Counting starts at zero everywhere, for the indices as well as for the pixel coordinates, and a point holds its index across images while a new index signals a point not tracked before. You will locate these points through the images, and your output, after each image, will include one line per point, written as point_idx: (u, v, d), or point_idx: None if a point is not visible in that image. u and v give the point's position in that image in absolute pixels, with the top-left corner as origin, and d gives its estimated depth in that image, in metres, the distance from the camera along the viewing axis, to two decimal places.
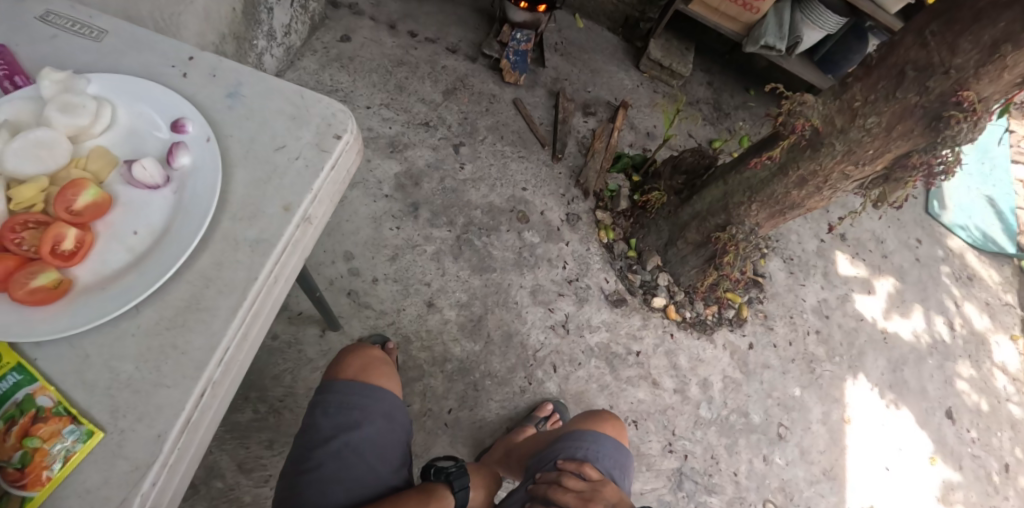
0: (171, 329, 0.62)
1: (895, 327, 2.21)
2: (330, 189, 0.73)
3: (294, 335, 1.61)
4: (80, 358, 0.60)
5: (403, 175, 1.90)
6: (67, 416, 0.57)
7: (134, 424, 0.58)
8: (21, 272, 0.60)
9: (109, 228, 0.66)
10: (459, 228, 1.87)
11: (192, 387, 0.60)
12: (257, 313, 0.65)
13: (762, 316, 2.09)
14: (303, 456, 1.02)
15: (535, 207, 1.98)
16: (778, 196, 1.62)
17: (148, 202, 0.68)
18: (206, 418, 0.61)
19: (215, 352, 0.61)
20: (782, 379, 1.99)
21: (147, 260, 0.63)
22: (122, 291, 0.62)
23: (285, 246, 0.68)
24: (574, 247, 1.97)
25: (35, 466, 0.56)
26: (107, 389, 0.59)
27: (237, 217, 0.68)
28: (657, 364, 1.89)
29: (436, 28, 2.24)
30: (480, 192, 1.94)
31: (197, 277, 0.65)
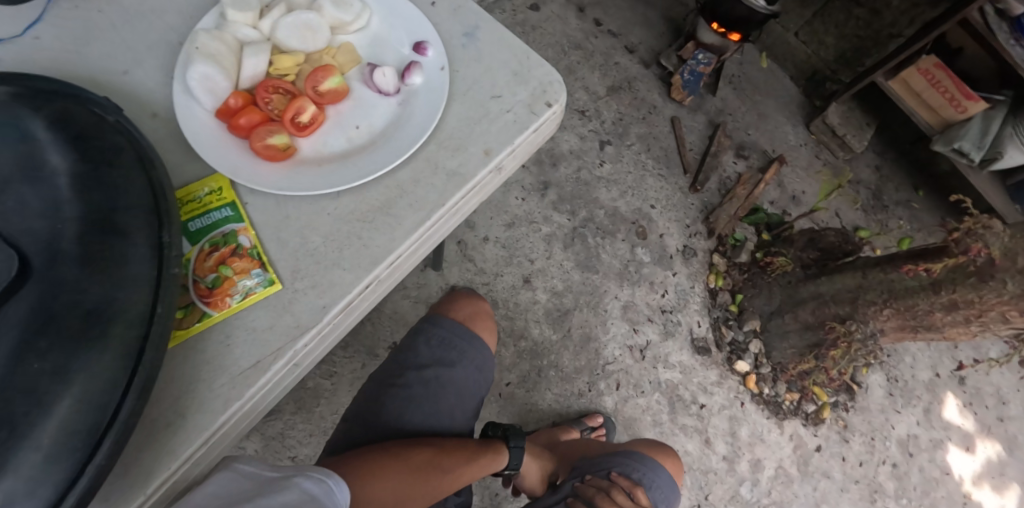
0: (360, 222, 0.68)
1: (983, 497, 1.99)
2: (525, 148, 0.76)
3: None
4: (281, 217, 0.67)
5: (544, 152, 1.93)
6: (257, 261, 0.66)
7: (306, 289, 0.65)
8: (264, 128, 0.68)
9: (338, 115, 0.73)
10: (578, 219, 1.88)
11: (362, 277, 0.66)
12: (430, 235, 0.71)
13: (842, 424, 1.94)
14: (394, 371, 1.08)
15: (657, 228, 1.95)
16: (918, 312, 1.49)
17: (375, 105, 0.74)
18: (360, 306, 0.68)
19: (390, 255, 0.66)
20: (837, 494, 1.86)
21: (362, 155, 0.70)
22: (333, 174, 0.68)
23: (474, 186, 0.71)
24: (680, 280, 1.93)
25: (221, 292, 0.64)
26: (294, 252, 0.66)
27: (443, 145, 0.72)
28: (716, 425, 1.82)
29: (620, 24, 2.21)
30: (610, 194, 1.93)
31: (394, 185, 0.70)
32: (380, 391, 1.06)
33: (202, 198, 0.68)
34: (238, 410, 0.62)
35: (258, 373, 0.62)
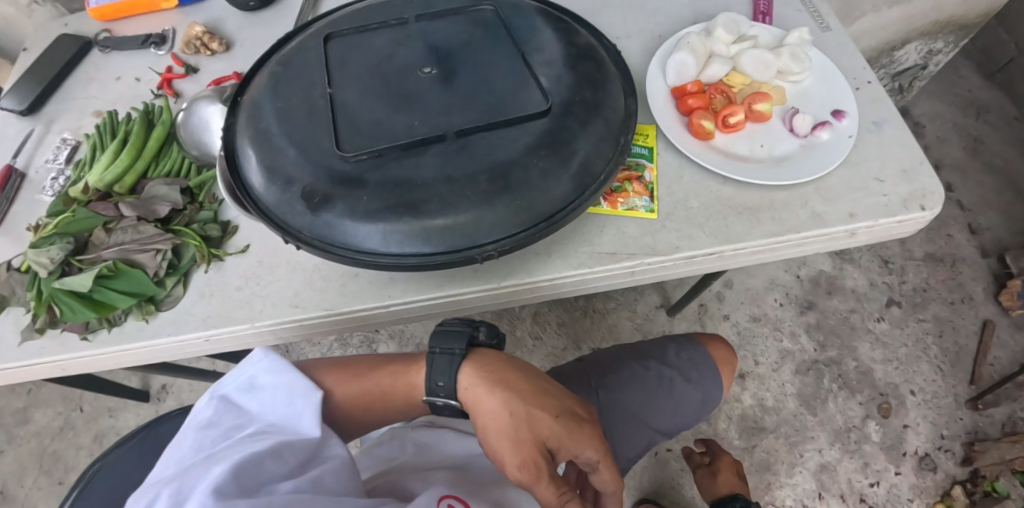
0: (729, 207, 0.74)
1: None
2: (882, 231, 0.78)
3: None
4: (677, 174, 0.76)
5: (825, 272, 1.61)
6: (649, 192, 0.74)
7: (670, 228, 0.72)
8: (702, 112, 0.76)
9: (755, 132, 0.79)
10: (822, 353, 1.51)
11: (714, 245, 0.71)
12: (772, 249, 0.75)
13: None
14: (637, 354, 0.99)
15: (906, 415, 1.44)
16: None
17: (782, 139, 0.78)
18: (692, 266, 0.74)
19: (742, 242, 0.72)
20: None
21: (759, 167, 0.76)
22: (734, 168, 0.75)
23: (827, 233, 0.75)
24: (900, 484, 1.38)
25: (615, 197, 0.73)
26: (671, 199, 0.74)
27: (820, 192, 0.76)
28: None
29: (977, 193, 1.69)
30: (873, 351, 1.51)
31: (768, 196, 0.76)
32: (618, 360, 0.98)
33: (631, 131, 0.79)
34: (576, 277, 0.70)
35: (611, 261, 0.70)
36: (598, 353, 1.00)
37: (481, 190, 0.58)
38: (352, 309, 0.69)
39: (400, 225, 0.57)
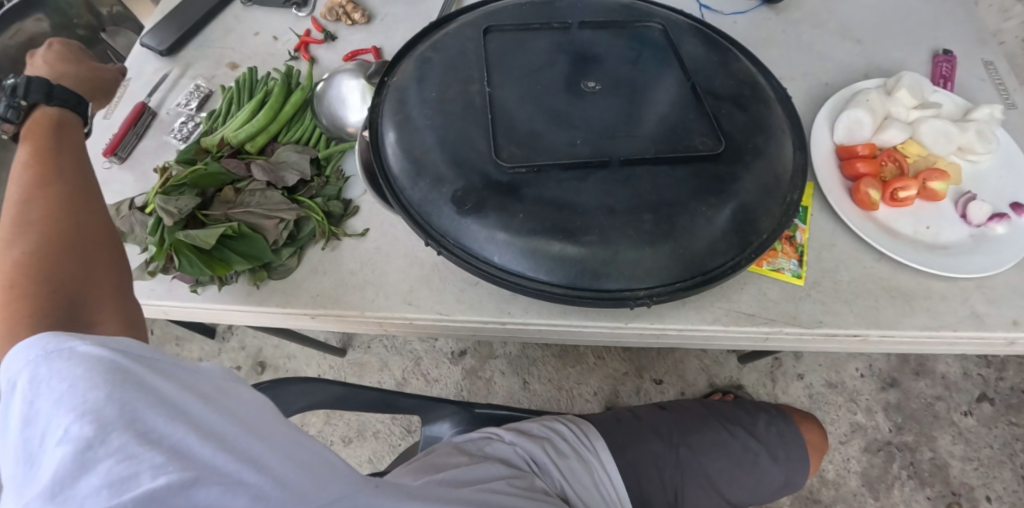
0: (881, 287, 0.68)
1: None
2: None
3: None
4: (829, 241, 0.70)
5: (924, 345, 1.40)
6: (800, 255, 0.69)
7: (816, 299, 0.67)
8: (870, 178, 0.70)
9: (920, 209, 0.72)
10: (898, 435, 1.31)
11: (860, 326, 0.65)
12: (918, 340, 0.68)
13: None
14: (724, 413, 0.93)
15: None
16: None
17: (951, 224, 0.71)
18: (829, 343, 0.68)
19: (891, 329, 0.65)
20: None
21: (919, 249, 0.68)
22: (891, 244, 0.68)
23: (985, 337, 0.67)
24: None
25: (762, 254, 0.68)
26: (816, 266, 0.69)
27: (983, 290, 0.69)
28: None
29: None
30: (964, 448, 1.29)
31: (923, 283, 0.68)
32: (702, 419, 0.91)
33: None
34: (704, 331, 0.66)
35: (747, 323, 0.65)
36: (679, 403, 0.94)
37: (644, 229, 0.54)
38: (466, 320, 0.67)
39: (551, 251, 0.55)
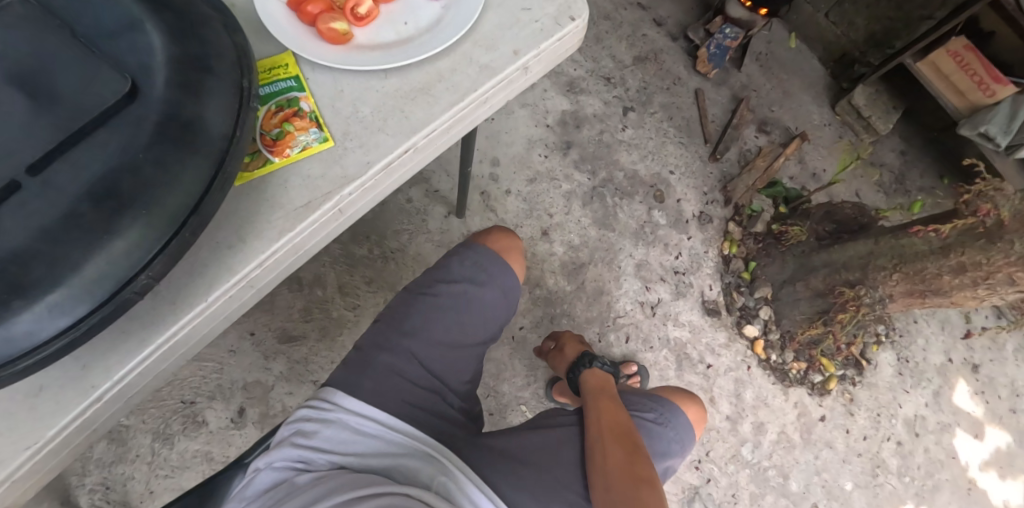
0: (403, 97, 0.75)
1: (984, 482, 2.01)
2: (550, 55, 0.82)
3: (422, 206, 1.82)
4: (336, 91, 0.76)
5: (568, 114, 1.99)
6: (314, 121, 0.74)
7: (354, 148, 0.73)
8: (328, 13, 0.75)
9: (390, 11, 0.79)
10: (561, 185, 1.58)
11: (404, 141, 0.73)
12: (464, 116, 0.78)
13: (847, 397, 1.98)
14: (426, 283, 1.07)
15: (675, 192, 2.01)
16: (927, 275, 1.56)
17: (421, 7, 0.79)
18: (402, 169, 0.76)
19: (427, 125, 0.74)
20: (838, 466, 1.91)
21: (405, 46, 0.77)
22: (381, 57, 0.76)
23: (503, 79, 0.78)
24: (694, 244, 1.98)
25: (283, 143, 0.73)
26: (345, 119, 0.75)
27: (478, 43, 0.79)
28: (722, 386, 1.88)
29: None
30: (630, 156, 2.00)
31: (434, 71, 0.77)
32: (407, 304, 1.05)
33: (271, 70, 0.76)
34: (284, 247, 0.71)
35: (309, 213, 0.71)
36: (389, 306, 1.08)
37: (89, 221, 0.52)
38: (62, 424, 0.64)
39: (30, 309, 0.51)
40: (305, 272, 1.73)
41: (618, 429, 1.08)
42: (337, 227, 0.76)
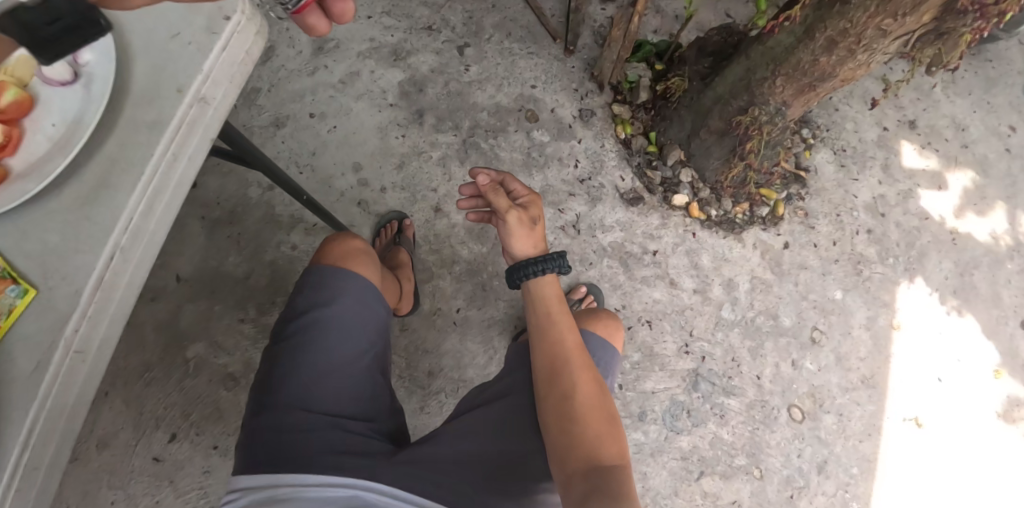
0: (84, 202, 0.68)
1: (968, 228, 1.97)
2: (226, 69, 0.73)
3: (309, 245, 1.74)
4: (16, 233, 0.67)
5: (407, 83, 1.87)
6: (8, 278, 0.65)
7: (57, 283, 0.65)
8: None
9: (33, 123, 0.70)
10: None
11: (100, 249, 0.66)
12: (161, 186, 0.70)
13: (802, 214, 1.91)
14: (282, 329, 1.10)
15: (546, 104, 1.91)
16: (805, 66, 1.43)
17: (63, 99, 0.71)
18: (127, 275, 0.69)
19: (119, 220, 0.67)
20: (821, 280, 1.86)
21: (59, 149, 0.68)
22: (37, 174, 0.67)
23: (180, 125, 0.70)
24: (587, 144, 1.90)
25: None
26: (37, 257, 0.66)
27: (138, 101, 0.70)
28: (677, 264, 1.81)
29: None
30: (486, 93, 1.89)
31: (105, 157, 0.69)
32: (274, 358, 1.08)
33: None
34: (40, 416, 0.64)
35: (42, 373, 0.63)
36: (262, 366, 1.11)
37: None
38: None
39: None
40: (236, 366, 1.67)
41: (585, 368, 1.08)
42: (91, 368, 0.68)
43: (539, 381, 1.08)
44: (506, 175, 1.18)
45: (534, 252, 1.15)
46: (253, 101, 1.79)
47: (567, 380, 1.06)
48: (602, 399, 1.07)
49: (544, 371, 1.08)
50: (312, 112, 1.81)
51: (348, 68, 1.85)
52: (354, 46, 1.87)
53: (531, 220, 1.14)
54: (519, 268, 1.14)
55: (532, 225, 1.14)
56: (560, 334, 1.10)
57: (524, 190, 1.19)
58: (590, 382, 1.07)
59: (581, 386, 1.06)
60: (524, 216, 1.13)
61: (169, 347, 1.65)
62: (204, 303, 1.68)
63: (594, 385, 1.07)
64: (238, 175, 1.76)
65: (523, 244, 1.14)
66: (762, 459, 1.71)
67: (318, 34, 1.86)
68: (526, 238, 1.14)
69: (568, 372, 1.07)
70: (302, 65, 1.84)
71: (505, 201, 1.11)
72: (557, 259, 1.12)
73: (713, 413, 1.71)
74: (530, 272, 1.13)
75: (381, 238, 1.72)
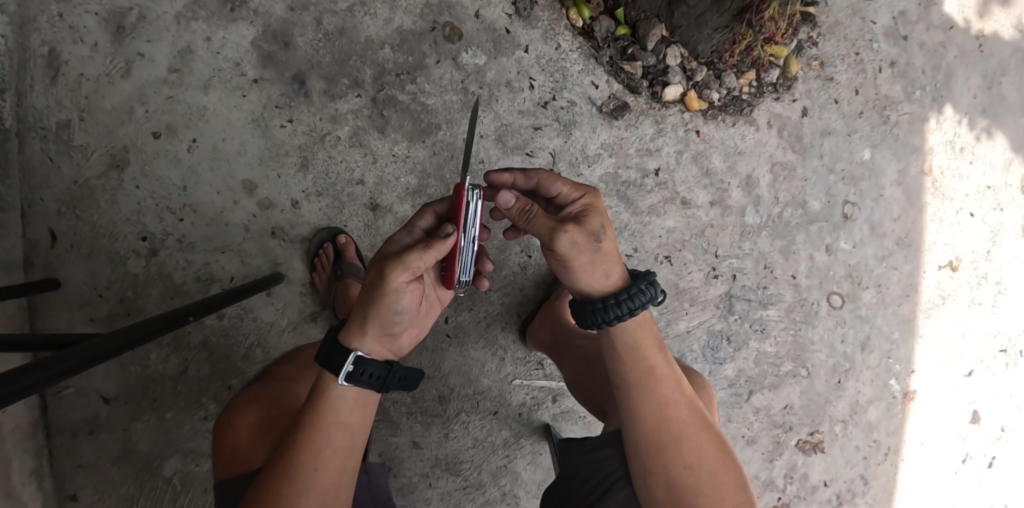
0: None
1: (994, 26, 1.60)
2: None
3: (239, 306, 1.38)
4: None
5: (263, 39, 1.35)
6: None
7: None
8: None
9: None
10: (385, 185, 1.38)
11: None
12: None
13: (818, 66, 1.51)
14: None
15: (466, 10, 1.40)
16: None
17: None
18: None
19: None
20: (848, 143, 1.54)
21: None
22: None
23: None
24: (538, 50, 1.42)
25: None
26: None
27: None
28: (685, 178, 1.48)
29: None
30: (379, 19, 1.37)
31: None
32: None
33: None
34: None
35: None
36: None
37: None
38: None
39: None
40: None
41: (702, 424, 0.99)
42: None
43: (647, 444, 0.95)
44: (545, 174, 0.96)
45: (608, 281, 0.95)
46: (68, 142, 1.31)
47: (685, 440, 0.97)
48: (723, 453, 0.99)
49: (660, 438, 0.95)
50: (155, 131, 1.33)
51: (173, 46, 1.33)
52: (166, 8, 1.33)
53: (593, 240, 0.88)
54: (598, 310, 0.95)
55: (596, 247, 0.90)
56: (669, 387, 0.98)
57: (573, 190, 0.96)
58: (709, 439, 0.99)
59: (703, 445, 0.98)
60: (585, 235, 0.88)
61: (141, 473, 1.37)
62: (151, 417, 1.37)
63: (714, 441, 0.99)
64: (105, 251, 1.33)
65: (592, 274, 0.93)
66: (808, 357, 1.55)
67: (107, 7, 1.32)
68: (592, 265, 0.91)
69: (689, 434, 0.97)
70: (107, 64, 1.32)
71: (550, 224, 0.87)
72: (656, 283, 0.96)
73: (754, 331, 1.53)
74: (622, 310, 0.94)
75: (319, 271, 1.36)
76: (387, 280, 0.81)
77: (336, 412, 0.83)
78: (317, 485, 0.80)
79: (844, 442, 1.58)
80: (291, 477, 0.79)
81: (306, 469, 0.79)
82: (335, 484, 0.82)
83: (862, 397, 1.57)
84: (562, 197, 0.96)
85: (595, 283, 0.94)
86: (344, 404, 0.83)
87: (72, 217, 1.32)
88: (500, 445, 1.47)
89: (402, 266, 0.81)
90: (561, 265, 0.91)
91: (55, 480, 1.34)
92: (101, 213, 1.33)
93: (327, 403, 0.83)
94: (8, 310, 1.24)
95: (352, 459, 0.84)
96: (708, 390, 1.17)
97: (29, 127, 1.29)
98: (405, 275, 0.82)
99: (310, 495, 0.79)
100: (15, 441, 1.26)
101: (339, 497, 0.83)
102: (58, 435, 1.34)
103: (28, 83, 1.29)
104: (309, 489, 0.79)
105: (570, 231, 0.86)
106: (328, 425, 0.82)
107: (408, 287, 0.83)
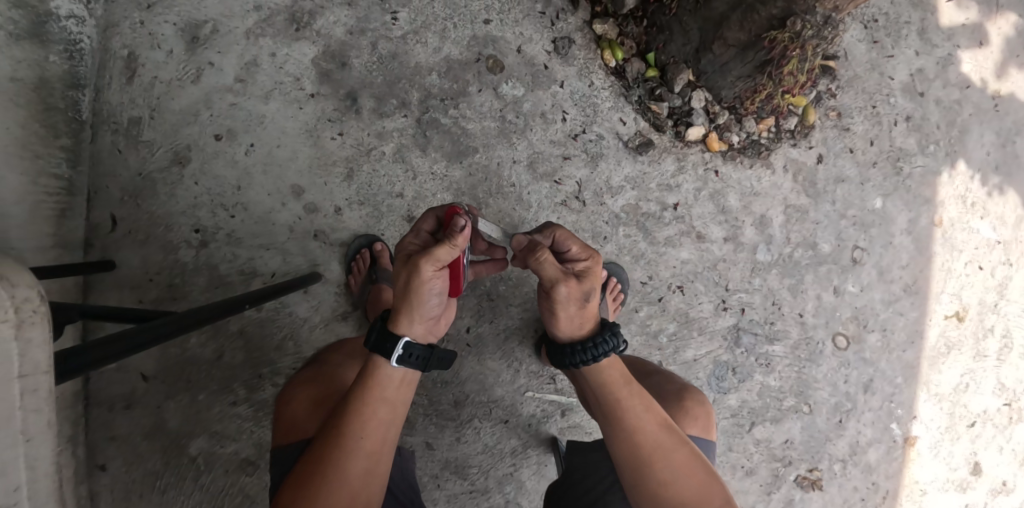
0: None
1: (1010, 88, 1.69)
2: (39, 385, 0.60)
3: (277, 301, 1.48)
4: None
5: (323, 58, 1.48)
6: None
7: None
8: None
9: None
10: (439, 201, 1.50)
11: None
12: None
13: (835, 116, 1.61)
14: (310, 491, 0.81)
15: (509, 44, 1.51)
16: None
17: None
18: None
19: None
20: (859, 191, 1.62)
21: None
22: None
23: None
24: (573, 85, 1.53)
25: None
26: None
27: None
28: (703, 213, 1.57)
29: None
30: (430, 46, 1.50)
31: None
32: None
33: None
34: None
35: None
36: None
37: None
38: None
39: None
40: (249, 450, 1.49)
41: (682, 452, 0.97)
42: None
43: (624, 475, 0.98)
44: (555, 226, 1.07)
45: (578, 331, 1.04)
46: (137, 137, 1.44)
47: (656, 459, 0.96)
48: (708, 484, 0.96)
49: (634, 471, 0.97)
50: (216, 133, 1.45)
51: (240, 59, 1.46)
52: (238, 24, 1.46)
53: (582, 297, 1.01)
54: (575, 353, 1.03)
55: (583, 303, 1.02)
56: (636, 411, 0.98)
57: (583, 251, 1.02)
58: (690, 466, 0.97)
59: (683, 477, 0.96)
60: (579, 290, 1.00)
61: (168, 449, 1.45)
62: (185, 397, 1.46)
63: (695, 466, 0.97)
64: (159, 239, 1.44)
65: (568, 324, 1.03)
66: (811, 394, 1.61)
67: (185, 20, 1.45)
68: (569, 317, 1.03)
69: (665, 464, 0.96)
70: (179, 70, 1.45)
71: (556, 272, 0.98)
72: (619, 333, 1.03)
73: (759, 364, 1.60)
74: (587, 357, 1.02)
75: (355, 273, 1.46)
76: (418, 272, 0.88)
77: (382, 388, 0.90)
78: (362, 449, 0.85)
79: (842, 481, 1.63)
80: (339, 441, 0.85)
81: (354, 436, 0.85)
82: (380, 450, 0.88)
83: (861, 438, 1.63)
84: (569, 254, 1.03)
85: (568, 320, 1.03)
86: (391, 381, 0.90)
87: (132, 205, 1.44)
88: (508, 454, 1.54)
89: (430, 256, 0.88)
90: (548, 306, 1.03)
91: (88, 449, 1.43)
92: (159, 204, 1.44)
93: (375, 379, 0.90)
94: (66, 286, 1.35)
95: (394, 431, 0.90)
96: (708, 409, 1.21)
97: (103, 120, 1.43)
98: (434, 266, 0.88)
99: (357, 459, 0.85)
100: (59, 408, 1.35)
101: (382, 464, 0.88)
102: (96, 405, 1.44)
103: (106, 80, 1.43)
104: (355, 453, 0.85)
105: (567, 285, 0.99)
106: (375, 399, 0.89)
107: (438, 277, 0.89)
